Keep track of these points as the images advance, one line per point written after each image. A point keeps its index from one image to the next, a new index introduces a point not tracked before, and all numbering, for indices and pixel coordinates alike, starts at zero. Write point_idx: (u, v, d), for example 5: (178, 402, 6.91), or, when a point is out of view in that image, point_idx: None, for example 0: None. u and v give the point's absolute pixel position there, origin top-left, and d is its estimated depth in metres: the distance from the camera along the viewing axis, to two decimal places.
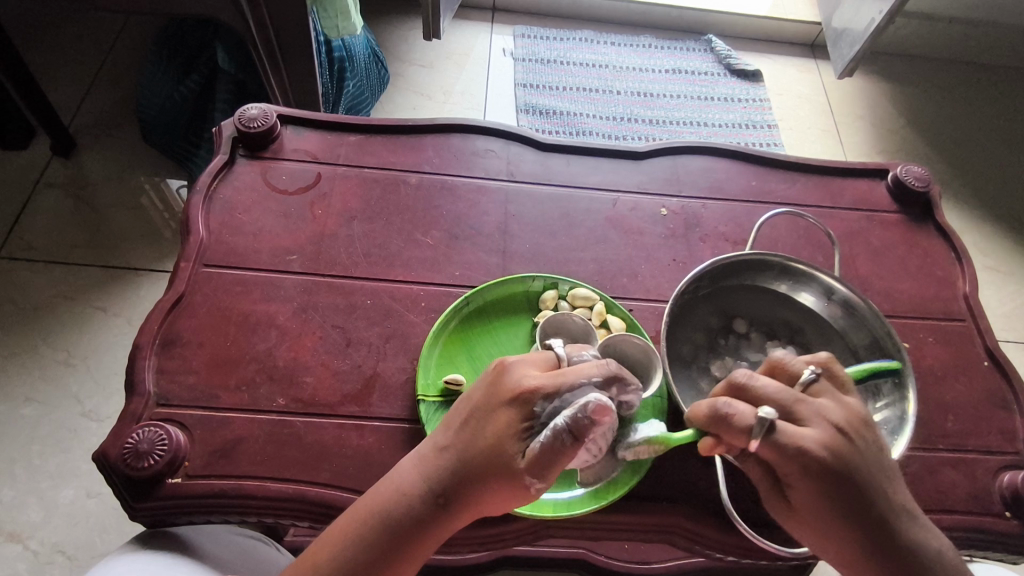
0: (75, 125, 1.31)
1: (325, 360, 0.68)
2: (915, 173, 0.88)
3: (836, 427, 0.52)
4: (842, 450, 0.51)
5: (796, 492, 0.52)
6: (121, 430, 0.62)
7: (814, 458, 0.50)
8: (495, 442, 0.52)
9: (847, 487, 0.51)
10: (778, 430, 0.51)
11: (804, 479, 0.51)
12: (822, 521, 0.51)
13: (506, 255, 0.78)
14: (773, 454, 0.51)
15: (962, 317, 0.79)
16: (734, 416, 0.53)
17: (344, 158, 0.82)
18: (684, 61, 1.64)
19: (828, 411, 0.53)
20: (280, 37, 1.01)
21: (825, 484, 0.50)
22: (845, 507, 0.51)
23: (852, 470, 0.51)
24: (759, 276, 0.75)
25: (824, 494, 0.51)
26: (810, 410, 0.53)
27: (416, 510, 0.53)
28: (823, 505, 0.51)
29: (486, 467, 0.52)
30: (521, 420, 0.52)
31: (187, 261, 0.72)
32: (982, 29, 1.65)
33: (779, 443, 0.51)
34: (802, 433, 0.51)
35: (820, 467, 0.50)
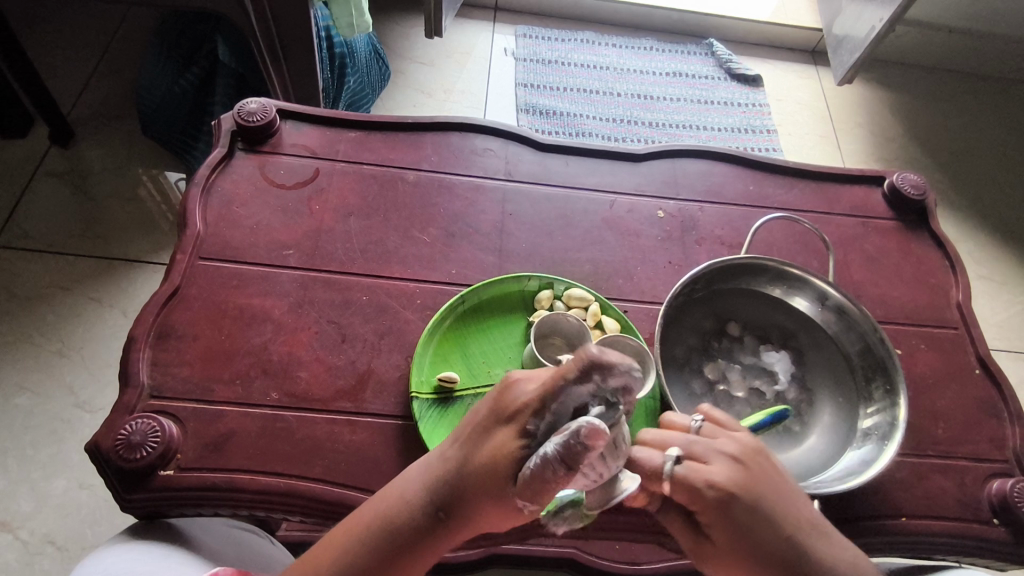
0: (75, 114, 1.31)
1: (320, 356, 0.68)
2: (911, 181, 0.88)
3: (734, 460, 0.52)
4: (745, 483, 0.50)
5: (713, 529, 0.51)
6: (113, 421, 0.62)
7: (720, 492, 0.50)
8: (487, 461, 0.50)
9: (756, 513, 0.50)
10: (680, 474, 0.50)
11: (711, 513, 0.50)
12: (738, 554, 0.50)
13: (503, 254, 0.78)
14: (684, 496, 0.51)
15: (954, 325, 0.80)
16: (643, 460, 0.52)
17: (342, 154, 0.82)
18: (685, 65, 1.64)
19: (722, 446, 0.52)
20: (282, 31, 1.01)
21: (733, 515, 0.50)
22: (761, 530, 0.50)
23: (755, 497, 0.50)
24: (753, 280, 0.76)
25: (738, 528, 0.50)
26: (709, 448, 0.52)
27: (414, 519, 0.53)
28: (738, 537, 0.50)
29: (480, 481, 0.50)
30: (517, 437, 0.49)
31: (183, 254, 0.72)
32: (981, 39, 1.65)
33: (687, 483, 0.50)
34: (705, 470, 0.51)
35: (721, 504, 0.50)
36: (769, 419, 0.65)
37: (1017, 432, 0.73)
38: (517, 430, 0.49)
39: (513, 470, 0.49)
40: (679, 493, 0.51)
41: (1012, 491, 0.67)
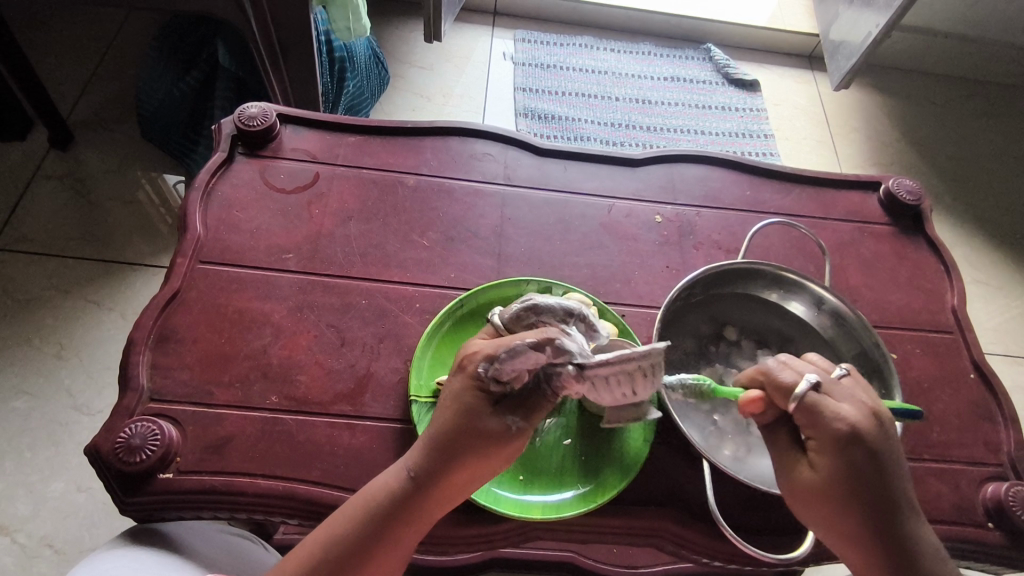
0: (74, 118, 1.31)
1: (319, 359, 0.69)
2: (906, 186, 0.89)
3: (870, 412, 0.53)
4: (874, 432, 0.52)
5: (816, 456, 0.53)
6: (113, 425, 0.62)
7: (846, 426, 0.52)
8: (449, 409, 0.57)
9: (875, 463, 0.51)
10: (812, 397, 0.53)
11: (831, 441, 0.52)
12: (839, 492, 0.51)
13: (501, 259, 0.79)
14: (806, 417, 0.53)
15: (949, 329, 0.80)
16: (778, 375, 0.55)
17: (342, 158, 0.83)
18: (683, 69, 1.65)
19: (862, 396, 0.54)
20: (281, 35, 1.01)
21: (850, 453, 0.51)
22: (866, 484, 0.51)
23: (878, 451, 0.52)
24: (751, 284, 0.76)
25: (847, 463, 0.51)
26: (847, 392, 0.54)
27: (397, 493, 0.56)
28: (846, 474, 0.51)
29: (455, 437, 0.56)
30: (472, 386, 0.57)
31: (183, 257, 0.72)
32: (976, 45, 1.66)
33: (817, 407, 0.53)
34: (838, 405, 0.53)
35: (846, 440, 0.51)
36: (899, 412, 0.60)
37: (1012, 436, 0.73)
38: (473, 383, 0.57)
39: (490, 409, 0.56)
40: (802, 413, 0.53)
41: (1007, 495, 0.68)
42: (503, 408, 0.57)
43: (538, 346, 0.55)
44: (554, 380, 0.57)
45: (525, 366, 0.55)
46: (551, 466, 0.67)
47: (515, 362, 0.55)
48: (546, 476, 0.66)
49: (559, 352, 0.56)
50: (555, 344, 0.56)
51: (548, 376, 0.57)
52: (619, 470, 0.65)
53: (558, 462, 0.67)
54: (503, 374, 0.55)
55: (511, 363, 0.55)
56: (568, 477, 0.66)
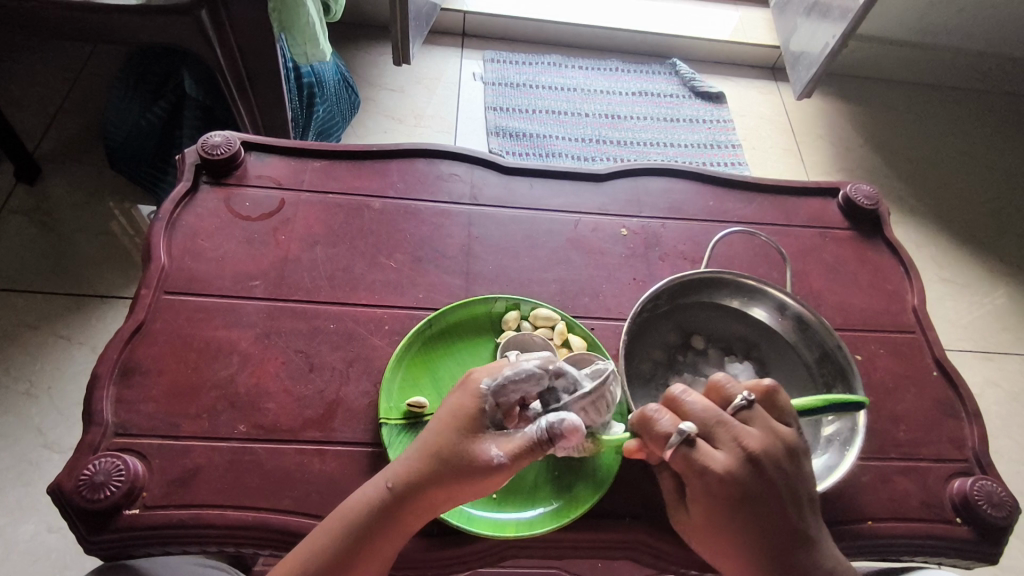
0: (41, 151, 1.30)
1: (288, 386, 0.68)
2: (864, 192, 0.91)
3: (744, 456, 0.54)
4: (744, 479, 0.53)
5: (694, 505, 0.54)
6: (76, 462, 0.61)
7: (716, 479, 0.52)
8: (439, 426, 0.58)
9: (753, 505, 0.53)
10: (685, 450, 0.53)
11: (712, 499, 0.53)
12: (719, 533, 0.54)
13: (470, 277, 0.79)
14: (679, 467, 0.54)
15: (911, 329, 0.82)
16: (656, 425, 0.55)
17: (308, 184, 0.83)
18: (650, 84, 1.69)
19: (742, 437, 0.54)
20: (246, 63, 1.02)
21: (724, 499, 0.53)
22: (748, 524, 0.53)
23: (749, 494, 0.53)
24: (714, 294, 0.77)
25: (722, 509, 0.53)
26: (728, 435, 0.54)
27: (373, 505, 0.56)
28: (720, 520, 0.53)
29: (440, 452, 0.56)
30: (465, 403, 0.58)
31: (147, 288, 0.72)
32: (930, 52, 1.72)
33: (690, 459, 0.53)
34: (709, 454, 0.53)
35: (719, 490, 0.53)
36: (832, 408, 0.62)
37: (976, 432, 0.75)
38: (473, 402, 0.58)
39: (479, 433, 0.57)
40: (677, 465, 0.54)
41: (972, 489, 0.69)
42: (490, 436, 0.57)
43: None
44: (541, 418, 0.57)
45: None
46: (524, 484, 0.67)
47: None
48: (519, 493, 0.66)
49: (559, 374, 0.61)
50: (558, 366, 0.61)
51: (541, 417, 0.57)
52: (591, 483, 0.66)
53: (531, 480, 0.67)
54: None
55: None
56: (542, 494, 0.66)
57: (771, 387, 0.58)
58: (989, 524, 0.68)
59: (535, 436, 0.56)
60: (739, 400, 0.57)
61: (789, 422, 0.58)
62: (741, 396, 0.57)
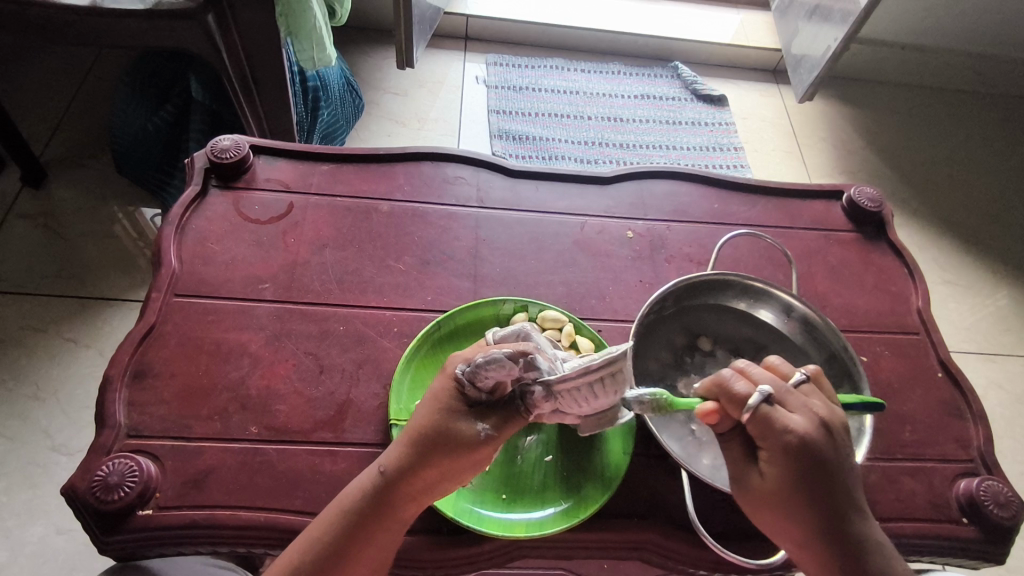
0: (47, 155, 1.31)
1: (298, 388, 0.69)
2: (868, 194, 0.92)
3: (819, 422, 0.54)
4: (820, 442, 0.53)
5: (768, 467, 0.53)
6: (90, 463, 0.62)
7: (795, 438, 0.52)
8: (427, 409, 0.59)
9: (824, 470, 0.52)
10: (764, 411, 0.53)
11: (791, 459, 0.52)
12: (789, 499, 0.52)
13: (478, 280, 0.80)
14: (757, 429, 0.53)
15: (916, 330, 0.83)
16: (733, 386, 0.54)
17: (316, 187, 0.84)
18: (652, 87, 1.69)
19: (814, 405, 0.55)
20: (253, 68, 1.03)
21: (799, 462, 0.52)
22: (820, 490, 0.52)
23: (824, 458, 0.52)
24: (720, 296, 0.78)
25: (795, 473, 0.52)
26: (800, 402, 0.55)
27: (369, 492, 0.56)
28: (795, 483, 0.52)
29: (428, 434, 0.57)
30: (452, 386, 0.59)
31: (159, 291, 0.72)
32: (932, 54, 1.73)
33: (769, 419, 0.53)
34: (787, 417, 0.53)
35: (794, 452, 0.52)
36: (860, 407, 0.61)
37: (981, 432, 0.75)
38: (456, 384, 0.58)
39: (465, 413, 0.58)
40: (754, 426, 0.53)
41: (978, 490, 0.70)
42: (476, 414, 0.58)
43: (514, 358, 0.55)
44: (527, 397, 0.58)
45: (497, 375, 0.55)
46: (533, 483, 0.67)
47: (489, 369, 0.55)
48: (529, 493, 0.67)
49: (530, 365, 0.56)
50: (528, 358, 0.55)
51: (522, 391, 0.58)
52: (600, 483, 0.66)
53: (540, 480, 0.67)
54: (479, 379, 0.56)
55: (485, 370, 0.55)
56: (551, 494, 0.67)
57: (820, 369, 0.59)
58: (995, 524, 0.68)
59: (518, 406, 0.59)
60: (798, 375, 0.58)
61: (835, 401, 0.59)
62: (799, 372, 0.58)
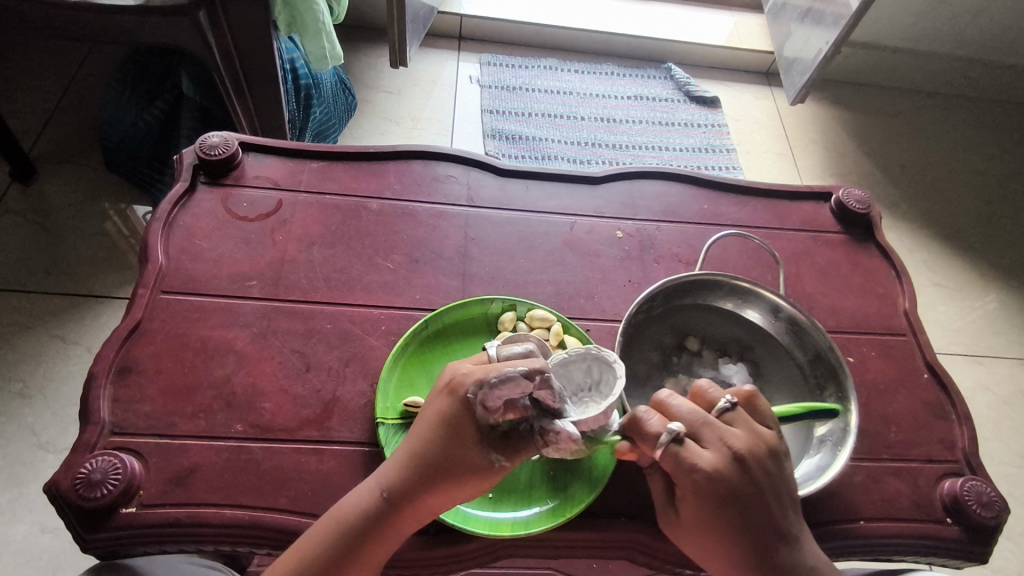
0: (36, 151, 1.30)
1: (284, 386, 0.68)
2: (856, 196, 0.92)
3: (731, 454, 0.55)
4: (731, 475, 0.54)
5: (684, 503, 0.55)
6: (73, 461, 0.61)
7: (704, 476, 0.54)
8: (431, 434, 0.58)
9: (738, 503, 0.54)
10: (672, 451, 0.54)
11: (701, 497, 0.54)
12: (705, 533, 0.55)
13: (466, 278, 0.80)
14: (669, 466, 0.55)
15: (902, 331, 0.83)
16: (645, 425, 0.56)
17: (305, 185, 0.83)
18: (645, 88, 1.70)
19: (728, 437, 0.56)
20: (243, 64, 1.02)
21: (711, 498, 0.54)
22: (731, 527, 0.54)
23: (736, 492, 0.54)
24: (709, 295, 0.78)
25: (707, 507, 0.54)
26: (714, 435, 0.56)
27: (368, 511, 0.56)
28: (707, 517, 0.54)
29: (440, 459, 0.57)
30: (457, 410, 0.57)
31: (145, 287, 0.72)
32: (922, 58, 1.74)
33: (679, 458, 0.54)
34: (697, 453, 0.55)
35: (706, 488, 0.54)
36: (810, 415, 0.65)
37: (966, 433, 0.76)
38: (464, 408, 0.57)
39: (476, 438, 0.57)
40: (667, 464, 0.55)
41: (961, 490, 0.70)
42: (487, 439, 0.57)
43: (528, 376, 0.55)
44: (546, 431, 0.56)
45: (511, 395, 0.55)
46: (520, 482, 0.67)
47: (503, 389, 0.55)
48: (515, 492, 0.67)
49: (547, 384, 0.55)
50: (544, 374, 0.55)
51: (538, 424, 0.56)
52: (587, 483, 0.66)
53: (526, 479, 0.67)
54: (491, 402, 0.55)
55: (499, 389, 0.55)
56: (537, 493, 0.67)
57: (751, 391, 0.60)
58: (977, 524, 0.69)
59: (534, 439, 0.56)
60: (722, 403, 0.59)
61: (767, 424, 0.59)
62: (724, 399, 0.59)
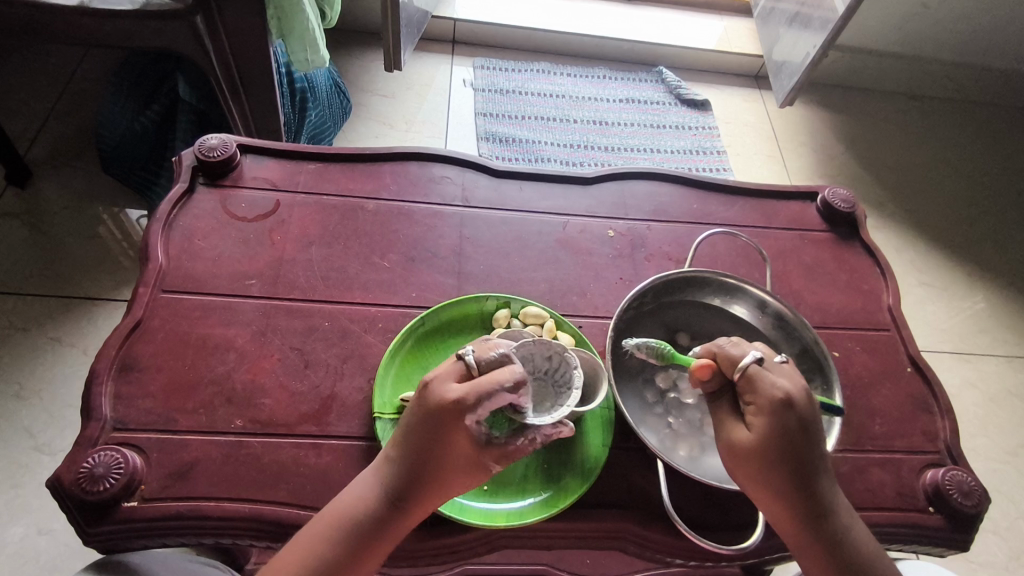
0: (33, 155, 1.31)
1: (283, 383, 0.70)
2: (841, 195, 0.95)
3: (804, 389, 0.58)
4: (805, 405, 0.56)
5: (752, 422, 0.57)
6: (75, 456, 0.62)
7: (780, 396, 0.56)
8: (431, 446, 0.57)
9: (801, 427, 0.56)
10: (751, 370, 0.58)
11: (774, 418, 0.56)
12: (767, 450, 0.56)
13: (461, 277, 0.81)
14: (743, 387, 0.58)
15: (886, 327, 0.85)
16: (730, 349, 0.60)
17: (303, 186, 0.85)
18: (637, 91, 1.72)
19: (798, 377, 0.59)
20: (241, 67, 1.03)
21: (783, 418, 0.56)
22: (794, 452, 0.55)
23: (804, 419, 0.56)
24: (697, 292, 0.80)
25: (778, 429, 0.56)
26: (785, 371, 0.59)
27: (379, 514, 0.57)
28: (777, 438, 0.55)
29: (437, 468, 0.57)
30: (454, 429, 0.56)
31: (145, 287, 0.73)
32: (908, 62, 1.77)
33: (756, 376, 0.57)
34: (775, 378, 0.58)
35: (773, 410, 0.56)
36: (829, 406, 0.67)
37: (949, 425, 0.78)
38: (456, 429, 0.56)
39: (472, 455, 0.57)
40: (745, 382, 0.58)
41: (943, 480, 0.72)
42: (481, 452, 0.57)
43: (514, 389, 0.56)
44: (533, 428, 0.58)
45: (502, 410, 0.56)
46: (515, 474, 0.68)
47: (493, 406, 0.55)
48: (510, 485, 0.68)
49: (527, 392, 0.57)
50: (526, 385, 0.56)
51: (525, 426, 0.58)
52: (580, 474, 0.68)
53: (521, 471, 0.69)
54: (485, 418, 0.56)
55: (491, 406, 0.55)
56: (532, 485, 0.68)
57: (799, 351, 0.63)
58: (959, 512, 0.71)
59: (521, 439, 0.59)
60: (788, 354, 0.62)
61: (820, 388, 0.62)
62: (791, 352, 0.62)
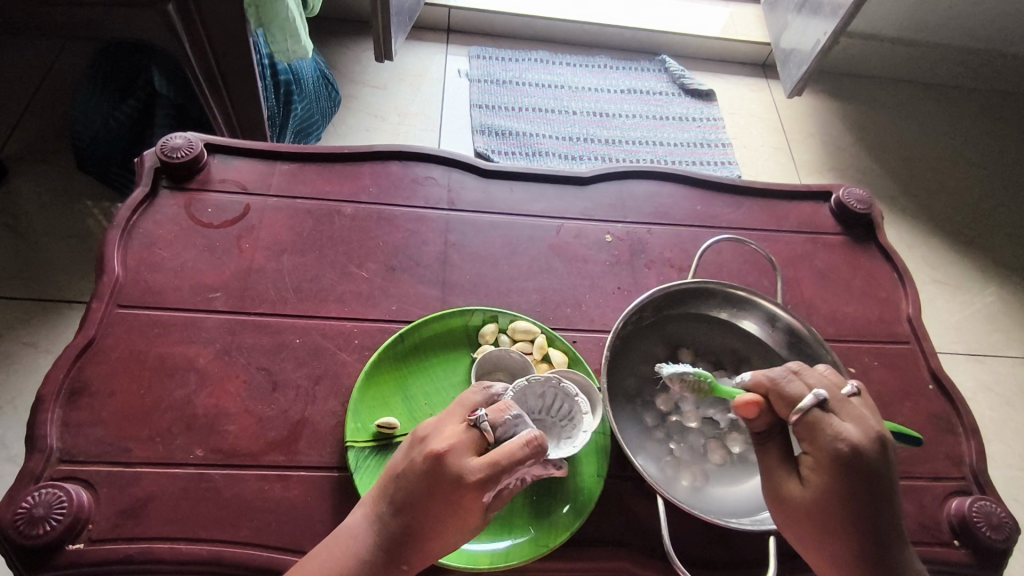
0: (4, 152, 1.25)
1: (248, 407, 0.64)
2: (856, 195, 0.88)
3: (875, 436, 0.51)
4: (875, 457, 0.50)
5: (809, 474, 0.51)
6: (17, 492, 0.57)
7: (845, 448, 0.50)
8: (438, 518, 0.50)
9: (870, 484, 0.49)
10: (810, 416, 0.51)
11: (838, 473, 0.50)
12: (825, 509, 0.50)
13: (446, 287, 0.75)
14: (802, 432, 0.52)
15: (906, 339, 0.79)
16: (786, 385, 0.53)
17: (275, 188, 0.79)
18: (640, 81, 1.65)
19: (867, 420, 0.52)
20: (214, 60, 0.97)
21: (846, 475, 0.49)
22: (859, 512, 0.49)
23: (874, 473, 0.50)
24: (703, 304, 0.73)
25: (842, 485, 0.49)
26: (851, 413, 0.52)
27: (372, 574, 0.51)
28: (839, 495, 0.50)
29: (442, 538, 0.51)
30: (470, 506, 0.50)
31: (100, 301, 0.67)
32: (923, 49, 1.69)
33: (817, 424, 0.51)
34: (840, 426, 0.51)
35: (836, 463, 0.50)
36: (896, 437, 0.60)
37: (974, 448, 0.72)
38: (471, 506, 0.50)
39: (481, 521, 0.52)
40: (803, 427, 0.51)
41: (970, 510, 0.66)
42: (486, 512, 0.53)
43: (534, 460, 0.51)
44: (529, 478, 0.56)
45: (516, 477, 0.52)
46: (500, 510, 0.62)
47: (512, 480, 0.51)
48: (495, 521, 0.62)
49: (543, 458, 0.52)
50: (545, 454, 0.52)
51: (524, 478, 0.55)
52: (572, 510, 0.62)
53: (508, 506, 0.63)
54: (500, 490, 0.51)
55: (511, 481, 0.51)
56: (519, 522, 0.62)
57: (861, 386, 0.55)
58: (987, 546, 0.65)
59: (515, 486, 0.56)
60: (850, 387, 0.55)
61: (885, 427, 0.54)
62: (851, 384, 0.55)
